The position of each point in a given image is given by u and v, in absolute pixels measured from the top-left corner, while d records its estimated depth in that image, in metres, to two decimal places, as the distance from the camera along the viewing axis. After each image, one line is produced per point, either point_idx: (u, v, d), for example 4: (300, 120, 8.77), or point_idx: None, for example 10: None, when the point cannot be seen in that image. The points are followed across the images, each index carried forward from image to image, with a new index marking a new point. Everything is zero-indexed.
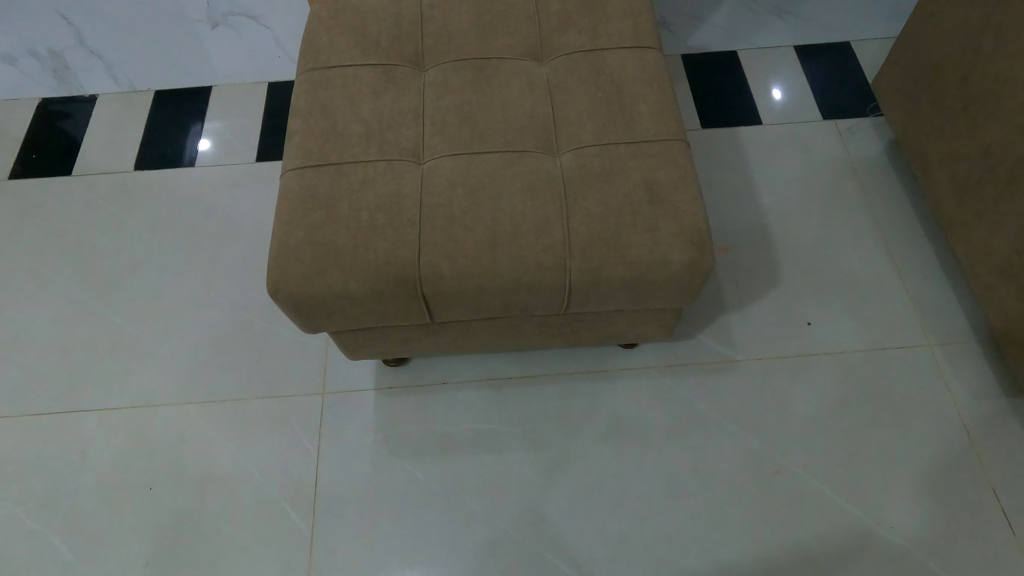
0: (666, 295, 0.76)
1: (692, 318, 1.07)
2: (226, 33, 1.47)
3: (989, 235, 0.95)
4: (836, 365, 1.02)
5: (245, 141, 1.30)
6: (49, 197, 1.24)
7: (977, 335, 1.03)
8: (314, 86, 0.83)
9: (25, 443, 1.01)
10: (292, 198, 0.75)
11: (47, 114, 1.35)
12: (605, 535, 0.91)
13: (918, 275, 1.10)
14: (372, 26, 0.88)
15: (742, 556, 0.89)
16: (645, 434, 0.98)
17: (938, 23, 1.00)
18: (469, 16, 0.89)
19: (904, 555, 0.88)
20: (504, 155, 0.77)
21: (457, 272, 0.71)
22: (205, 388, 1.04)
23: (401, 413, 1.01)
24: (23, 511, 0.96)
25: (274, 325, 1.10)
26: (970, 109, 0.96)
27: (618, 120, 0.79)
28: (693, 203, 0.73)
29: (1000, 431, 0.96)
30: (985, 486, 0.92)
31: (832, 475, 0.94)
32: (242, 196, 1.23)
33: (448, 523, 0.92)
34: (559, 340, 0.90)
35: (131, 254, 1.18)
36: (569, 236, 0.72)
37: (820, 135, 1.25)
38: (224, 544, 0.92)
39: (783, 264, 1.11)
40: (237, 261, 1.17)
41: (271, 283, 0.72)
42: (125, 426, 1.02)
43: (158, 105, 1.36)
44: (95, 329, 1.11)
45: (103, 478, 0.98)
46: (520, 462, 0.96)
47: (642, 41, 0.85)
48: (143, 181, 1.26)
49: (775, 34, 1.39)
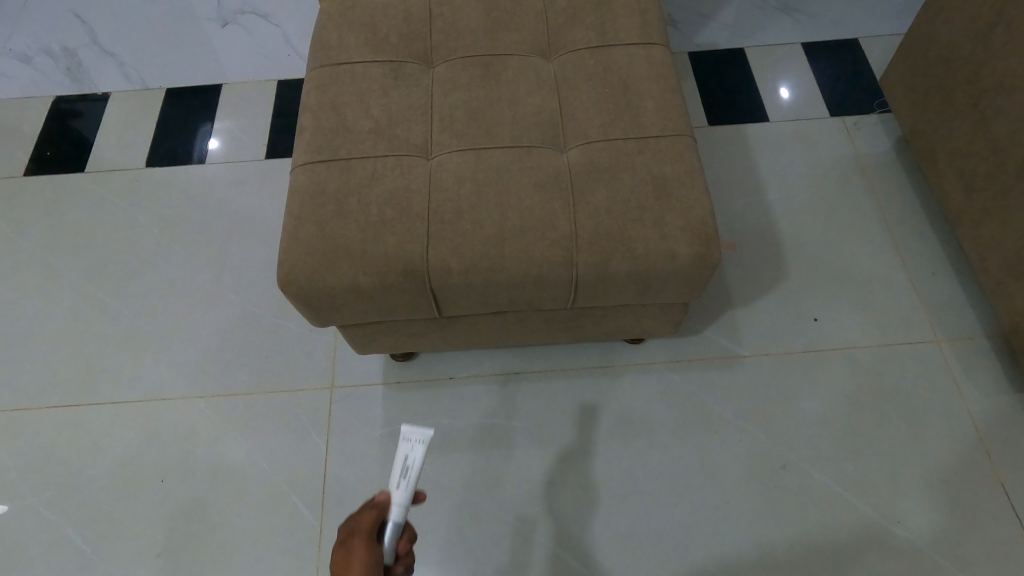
0: (672, 291, 0.76)
1: (699, 314, 1.08)
2: (236, 31, 1.48)
3: (998, 229, 0.95)
4: (842, 361, 1.02)
5: (256, 138, 1.31)
6: (62, 195, 1.26)
7: (986, 331, 1.03)
8: (324, 83, 0.84)
9: (39, 436, 1.02)
10: (302, 192, 0.76)
11: (61, 111, 1.37)
12: (611, 530, 0.91)
13: (926, 271, 1.09)
14: (382, 23, 0.89)
15: (749, 551, 0.89)
16: (651, 429, 0.98)
17: (947, 18, 0.99)
18: (478, 13, 0.90)
19: (912, 551, 0.88)
20: (511, 150, 0.78)
21: (464, 265, 0.71)
22: (215, 382, 1.06)
23: (409, 407, 1.01)
24: (37, 503, 0.97)
25: (283, 320, 1.11)
26: (979, 104, 0.95)
27: (625, 116, 0.79)
28: (700, 198, 0.74)
29: (1010, 428, 0.95)
30: (995, 481, 0.92)
31: (838, 470, 0.94)
32: (252, 192, 1.24)
33: (456, 516, 0.93)
34: (566, 335, 0.91)
35: (143, 250, 1.20)
36: (576, 231, 0.72)
37: (827, 132, 1.25)
38: (234, 535, 0.94)
39: (789, 260, 1.12)
40: (247, 256, 1.18)
41: (282, 276, 0.72)
42: (137, 419, 1.03)
43: (168, 104, 1.37)
44: (107, 323, 1.12)
45: (114, 472, 0.99)
46: (526, 456, 0.97)
47: (649, 37, 0.86)
48: (154, 177, 1.27)
49: (782, 31, 1.39)
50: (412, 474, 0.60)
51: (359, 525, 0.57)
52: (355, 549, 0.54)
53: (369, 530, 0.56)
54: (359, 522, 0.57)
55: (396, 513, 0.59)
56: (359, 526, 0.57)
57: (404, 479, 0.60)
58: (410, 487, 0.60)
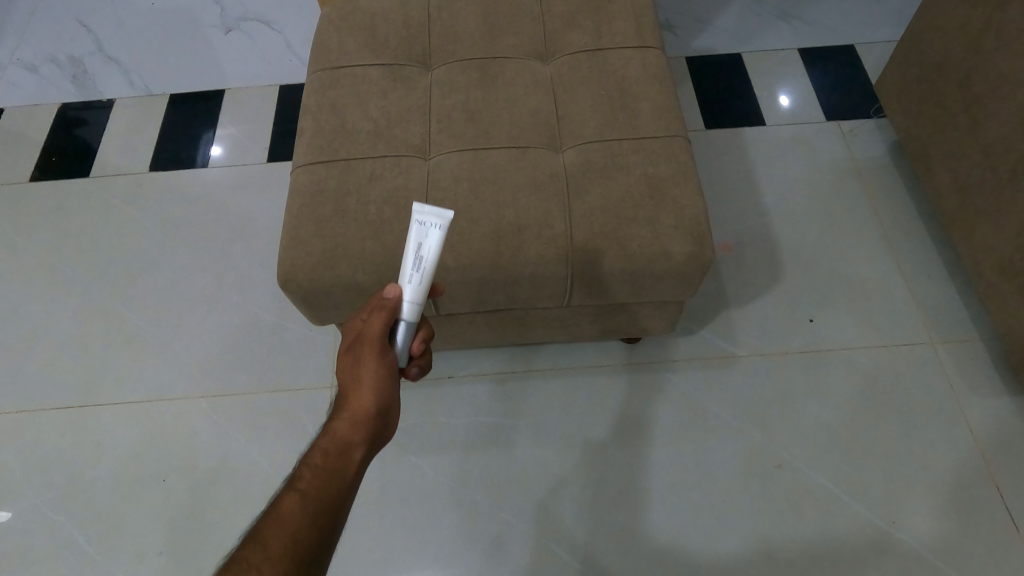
0: (666, 289, 0.77)
1: (695, 315, 1.08)
2: (239, 37, 1.50)
3: (990, 232, 0.96)
4: (838, 361, 1.02)
5: (257, 142, 1.33)
6: (67, 198, 1.28)
7: (981, 333, 1.04)
8: (324, 85, 0.86)
9: (42, 436, 1.03)
10: (302, 192, 0.77)
11: (66, 118, 1.39)
12: (608, 529, 0.92)
13: (920, 273, 1.10)
14: (381, 27, 0.91)
15: (745, 549, 0.90)
16: (648, 428, 0.99)
17: (939, 24, 1.01)
18: (476, 17, 0.91)
19: (907, 551, 0.88)
20: (507, 150, 0.79)
21: (461, 262, 0.73)
22: (216, 382, 1.07)
23: (407, 406, 1.02)
24: (40, 502, 0.98)
25: (284, 321, 1.12)
26: (971, 109, 0.96)
27: (620, 117, 0.80)
28: (693, 198, 0.75)
29: (1004, 429, 0.96)
30: (988, 482, 0.92)
31: (833, 470, 0.94)
32: (254, 195, 1.26)
33: (453, 515, 0.93)
34: (563, 333, 0.92)
35: (146, 252, 1.21)
36: (571, 229, 0.73)
37: (823, 136, 1.26)
38: (234, 533, 0.94)
39: (785, 261, 1.12)
40: (248, 258, 1.19)
41: (282, 274, 0.74)
42: (139, 418, 1.04)
43: (172, 110, 1.39)
44: (110, 325, 1.13)
45: (117, 471, 1.00)
46: (524, 456, 0.97)
47: (644, 41, 0.87)
48: (158, 181, 1.29)
49: (778, 37, 1.41)
50: (424, 271, 0.55)
51: (369, 332, 0.56)
52: (365, 358, 0.56)
53: (378, 340, 0.56)
54: (369, 328, 0.56)
55: (407, 313, 0.56)
56: (369, 334, 0.56)
57: (416, 274, 0.55)
58: (422, 285, 0.55)
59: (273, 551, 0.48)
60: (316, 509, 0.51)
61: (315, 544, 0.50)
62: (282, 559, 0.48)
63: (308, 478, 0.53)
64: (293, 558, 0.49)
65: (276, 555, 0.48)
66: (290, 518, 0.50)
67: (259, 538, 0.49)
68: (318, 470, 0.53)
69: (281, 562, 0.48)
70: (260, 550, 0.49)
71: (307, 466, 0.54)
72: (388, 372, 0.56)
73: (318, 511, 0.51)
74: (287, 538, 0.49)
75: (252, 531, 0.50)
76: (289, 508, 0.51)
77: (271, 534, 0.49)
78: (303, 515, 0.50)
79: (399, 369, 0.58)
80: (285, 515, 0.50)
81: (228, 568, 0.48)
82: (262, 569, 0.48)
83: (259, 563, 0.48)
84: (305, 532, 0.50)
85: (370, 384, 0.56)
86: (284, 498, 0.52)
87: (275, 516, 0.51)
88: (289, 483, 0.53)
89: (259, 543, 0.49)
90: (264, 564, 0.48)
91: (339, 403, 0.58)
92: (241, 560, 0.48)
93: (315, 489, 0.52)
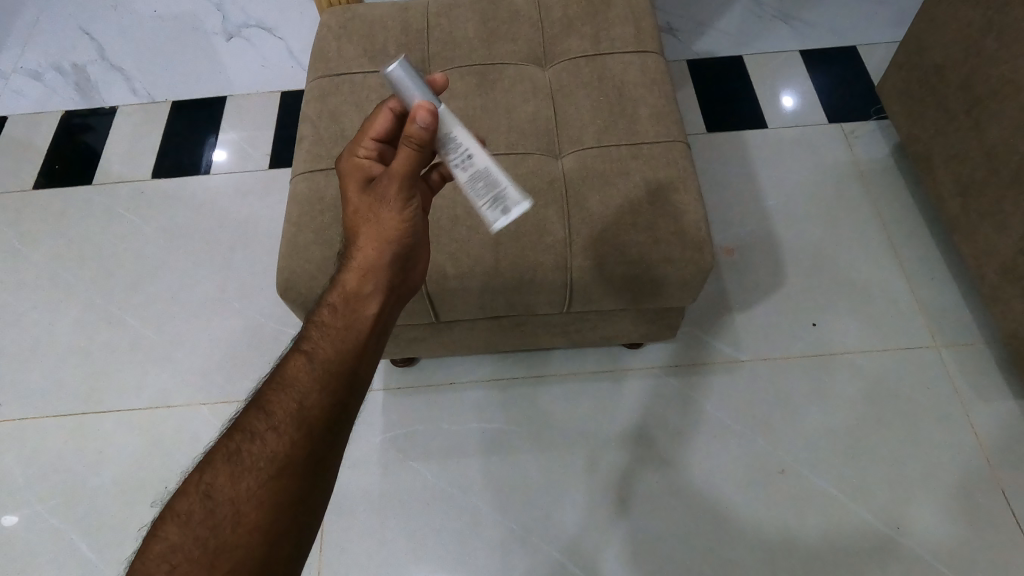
0: (667, 295, 0.77)
1: (697, 318, 1.08)
2: (240, 43, 1.51)
3: (992, 235, 0.95)
4: (842, 366, 1.02)
5: (259, 149, 1.33)
6: (70, 206, 1.28)
7: (987, 337, 1.03)
8: (324, 94, 0.86)
9: (43, 446, 1.03)
10: (302, 200, 0.77)
11: (69, 126, 1.40)
12: (611, 534, 0.91)
13: (924, 276, 1.09)
14: (381, 35, 0.90)
15: (748, 556, 0.89)
16: (649, 434, 0.98)
17: (940, 25, 1.00)
18: (475, 23, 0.91)
19: (912, 556, 0.88)
20: (507, 157, 0.79)
21: (460, 269, 0.73)
22: (219, 389, 1.07)
23: (409, 413, 1.02)
24: (43, 509, 0.98)
25: (286, 327, 1.12)
26: (972, 110, 0.96)
27: (619, 123, 0.80)
28: (692, 204, 0.75)
29: (1008, 433, 0.95)
30: (995, 488, 0.91)
31: (837, 475, 0.94)
32: (257, 203, 1.26)
33: (456, 522, 0.93)
34: (563, 338, 0.92)
35: (148, 259, 1.21)
36: (570, 235, 0.73)
37: (825, 139, 1.26)
38: None
39: (787, 265, 1.12)
40: (250, 264, 1.20)
41: (281, 284, 0.74)
42: (141, 425, 1.04)
43: (175, 117, 1.39)
44: (112, 333, 1.14)
45: (118, 479, 1.00)
46: (524, 461, 0.97)
47: (643, 46, 0.87)
48: (160, 188, 1.30)
49: (779, 39, 1.40)
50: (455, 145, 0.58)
51: (397, 169, 0.56)
52: (376, 210, 0.56)
53: (402, 176, 0.55)
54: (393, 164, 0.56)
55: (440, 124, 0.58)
56: (394, 169, 0.56)
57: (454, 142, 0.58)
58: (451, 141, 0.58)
59: (278, 421, 0.49)
60: (325, 372, 0.51)
61: (327, 409, 0.50)
62: (289, 426, 0.48)
63: (315, 341, 0.53)
64: (300, 425, 0.48)
65: (281, 421, 0.48)
66: (295, 382, 0.50)
67: (263, 406, 0.50)
68: (326, 330, 0.53)
69: (286, 432, 0.48)
70: (264, 419, 0.49)
71: (314, 328, 0.54)
72: (400, 220, 0.56)
73: (324, 375, 0.51)
74: (294, 404, 0.49)
75: (256, 399, 0.51)
76: (296, 373, 0.51)
77: (276, 402, 0.50)
78: (310, 379, 0.50)
79: (420, 215, 0.58)
80: (291, 377, 0.51)
81: (231, 438, 0.49)
82: (267, 439, 0.48)
83: (263, 431, 0.48)
84: (314, 399, 0.50)
85: (379, 237, 0.56)
86: (290, 361, 0.52)
87: (281, 380, 0.51)
88: (296, 346, 0.53)
89: (262, 411, 0.49)
90: (269, 435, 0.48)
91: (346, 262, 0.57)
92: (245, 431, 0.49)
93: (321, 351, 0.52)
